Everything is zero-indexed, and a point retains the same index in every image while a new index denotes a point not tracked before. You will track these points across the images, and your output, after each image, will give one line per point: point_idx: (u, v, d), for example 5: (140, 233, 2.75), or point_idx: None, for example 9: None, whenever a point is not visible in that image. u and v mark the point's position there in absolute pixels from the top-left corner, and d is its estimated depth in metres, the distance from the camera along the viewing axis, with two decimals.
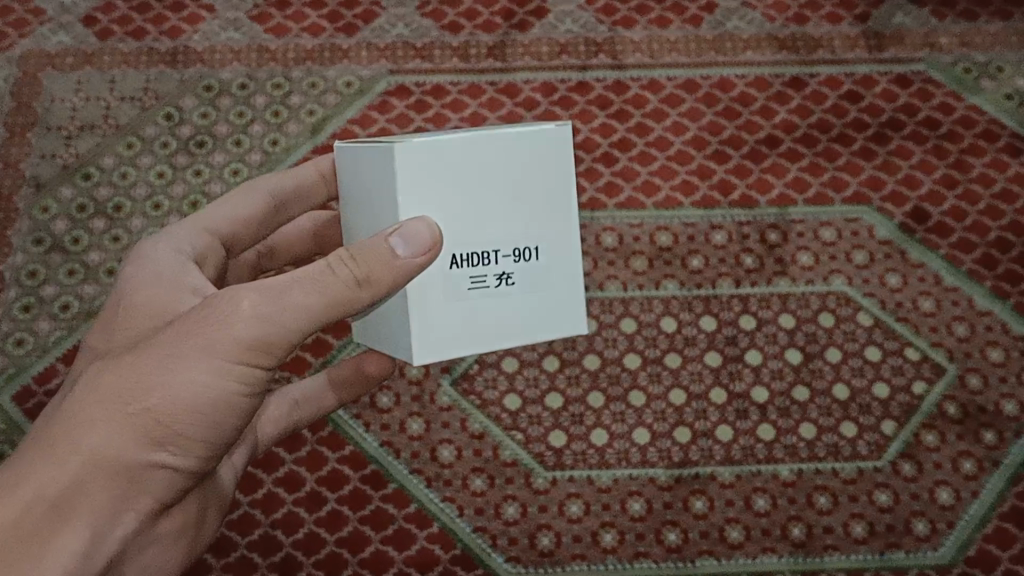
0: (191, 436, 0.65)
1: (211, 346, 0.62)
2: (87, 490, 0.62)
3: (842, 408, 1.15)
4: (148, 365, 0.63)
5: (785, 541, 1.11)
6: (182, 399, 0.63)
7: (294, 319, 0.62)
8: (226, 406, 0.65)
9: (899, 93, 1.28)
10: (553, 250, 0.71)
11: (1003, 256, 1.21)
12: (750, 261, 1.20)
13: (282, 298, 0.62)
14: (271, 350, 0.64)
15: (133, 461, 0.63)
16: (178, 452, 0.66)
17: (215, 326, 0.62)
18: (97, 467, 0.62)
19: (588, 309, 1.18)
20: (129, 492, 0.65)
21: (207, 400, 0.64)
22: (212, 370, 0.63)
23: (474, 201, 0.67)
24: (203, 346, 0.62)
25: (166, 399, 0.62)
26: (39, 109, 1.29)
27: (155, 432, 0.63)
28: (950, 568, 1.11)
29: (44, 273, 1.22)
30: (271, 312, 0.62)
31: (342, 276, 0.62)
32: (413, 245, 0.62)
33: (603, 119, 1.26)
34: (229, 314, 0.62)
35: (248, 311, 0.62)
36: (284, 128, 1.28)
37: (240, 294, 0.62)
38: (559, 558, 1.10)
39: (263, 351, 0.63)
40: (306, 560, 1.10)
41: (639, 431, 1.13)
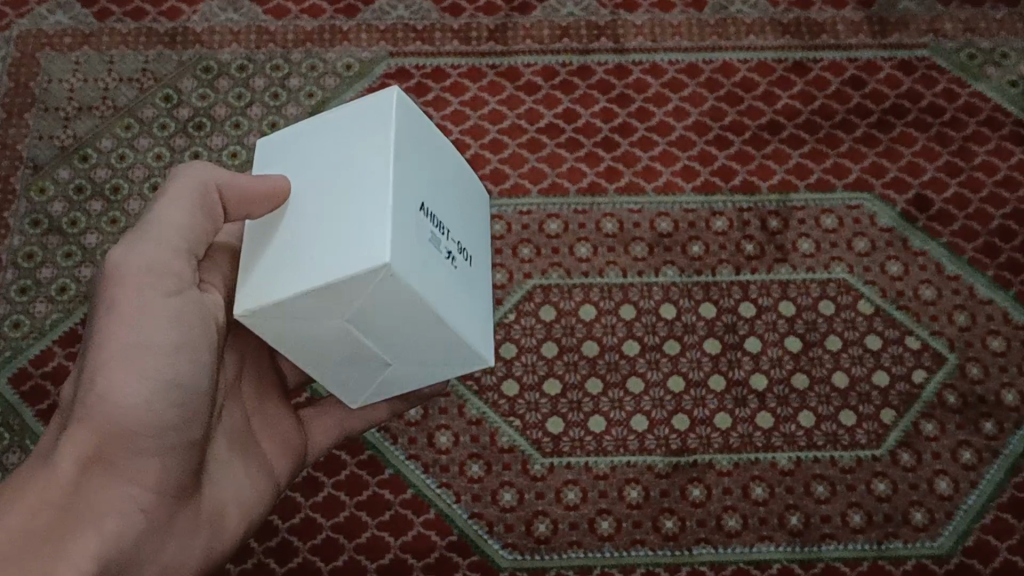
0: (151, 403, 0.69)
1: (123, 307, 0.69)
2: (83, 491, 0.67)
3: (842, 397, 1.14)
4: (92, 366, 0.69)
5: (782, 530, 1.09)
6: (127, 376, 0.69)
7: (171, 237, 0.72)
8: (169, 354, 0.70)
9: (903, 80, 1.27)
10: (475, 271, 0.79)
11: (1005, 245, 1.20)
12: (750, 248, 1.19)
13: (151, 231, 0.72)
14: (165, 270, 0.72)
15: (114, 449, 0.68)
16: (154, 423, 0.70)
17: (117, 287, 0.70)
18: (84, 468, 0.68)
19: (586, 295, 1.17)
20: (126, 484, 0.69)
21: (149, 353, 0.69)
22: (132, 325, 0.69)
23: (446, 195, 0.77)
24: (117, 309, 0.69)
25: (107, 365, 0.69)
26: (37, 90, 1.29)
27: (111, 406, 0.68)
28: (948, 559, 1.09)
29: (41, 255, 1.21)
30: (150, 240, 0.72)
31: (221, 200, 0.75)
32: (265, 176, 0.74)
33: (603, 104, 1.25)
34: (119, 282, 0.70)
35: (127, 254, 0.71)
36: (283, 111, 1.27)
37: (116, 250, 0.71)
38: (556, 545, 1.09)
39: (161, 277, 0.71)
40: (302, 545, 1.09)
41: (637, 418, 1.13)
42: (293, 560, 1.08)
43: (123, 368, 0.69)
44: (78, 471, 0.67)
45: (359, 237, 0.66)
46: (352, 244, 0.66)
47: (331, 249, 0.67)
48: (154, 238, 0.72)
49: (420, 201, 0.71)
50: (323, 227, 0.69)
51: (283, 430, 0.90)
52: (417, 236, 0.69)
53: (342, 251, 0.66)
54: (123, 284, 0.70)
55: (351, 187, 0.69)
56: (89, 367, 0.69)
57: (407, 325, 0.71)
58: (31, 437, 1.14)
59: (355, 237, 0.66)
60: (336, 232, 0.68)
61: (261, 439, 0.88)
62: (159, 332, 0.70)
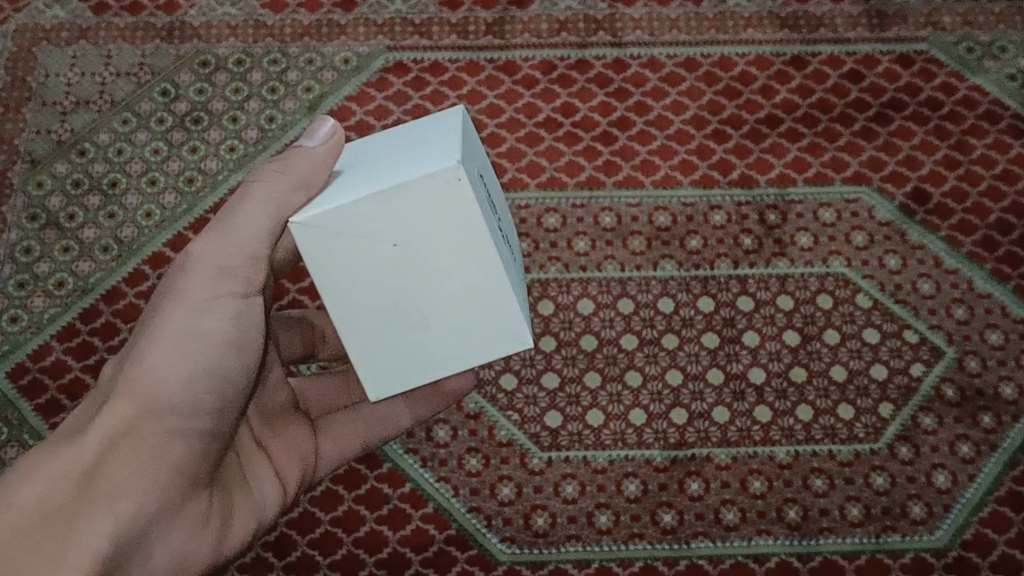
0: (190, 390, 0.70)
1: (179, 294, 0.71)
2: (109, 463, 0.65)
3: (840, 390, 1.14)
4: (140, 347, 0.70)
5: (780, 524, 1.10)
6: (172, 356, 0.69)
7: (248, 237, 0.71)
8: (212, 346, 0.71)
9: (901, 73, 1.27)
10: (517, 283, 0.78)
11: (1003, 238, 1.20)
12: (748, 242, 1.19)
13: (231, 231, 0.71)
14: (234, 273, 0.72)
15: (146, 428, 0.67)
16: (189, 409, 0.69)
17: (181, 277, 0.71)
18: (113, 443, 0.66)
19: (585, 289, 1.17)
20: (153, 458, 0.66)
21: (194, 341, 0.70)
22: (186, 313, 0.70)
23: (494, 203, 0.77)
24: (173, 298, 0.71)
25: (154, 348, 0.69)
26: (34, 84, 1.28)
27: (151, 386, 0.68)
28: (946, 552, 1.09)
29: (39, 250, 1.21)
30: (227, 237, 0.71)
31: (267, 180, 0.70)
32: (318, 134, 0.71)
33: (601, 98, 1.25)
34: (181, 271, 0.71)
35: (203, 249, 0.71)
36: (280, 104, 1.27)
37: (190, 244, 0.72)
38: (554, 539, 1.09)
39: (227, 276, 0.72)
40: (300, 539, 1.09)
41: (635, 412, 1.13)
42: (291, 554, 1.09)
43: (169, 350, 0.69)
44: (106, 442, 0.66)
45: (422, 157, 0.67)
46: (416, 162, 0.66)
47: (392, 171, 0.67)
48: (234, 237, 0.71)
49: (478, 169, 0.72)
50: (381, 167, 0.69)
51: (294, 439, 0.86)
52: (477, 184, 0.69)
53: (405, 166, 0.66)
54: (188, 274, 0.71)
55: (410, 147, 0.71)
56: (136, 353, 0.69)
57: (452, 264, 0.68)
58: (29, 432, 1.14)
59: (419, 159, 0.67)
60: (396, 164, 0.68)
61: (267, 445, 0.84)
62: (208, 322, 0.71)
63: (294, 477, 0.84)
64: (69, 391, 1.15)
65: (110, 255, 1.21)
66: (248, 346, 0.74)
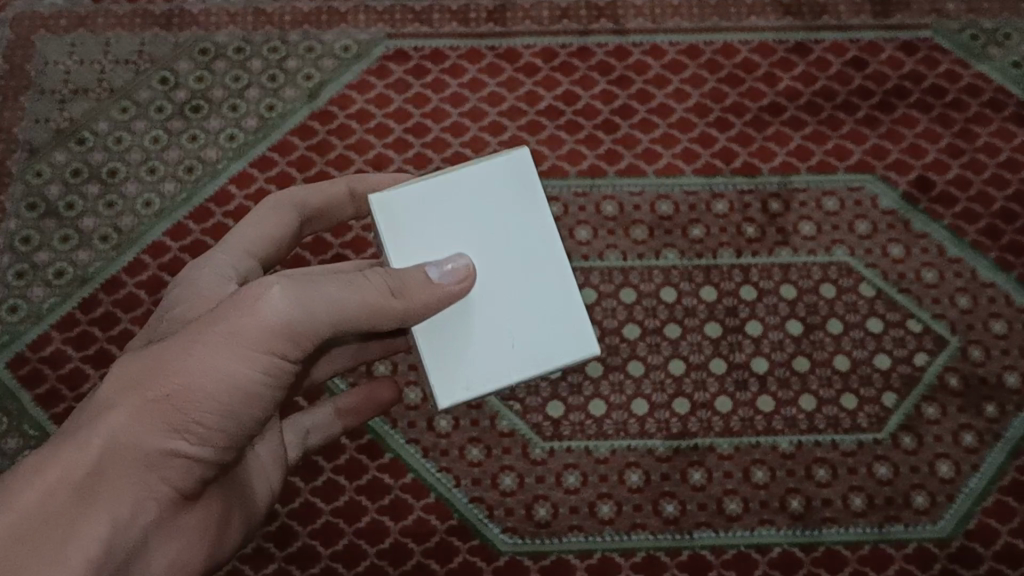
0: (213, 424, 0.65)
1: (226, 327, 0.64)
2: (106, 474, 0.62)
3: (843, 379, 1.13)
4: (169, 352, 0.64)
5: (783, 514, 1.08)
6: (203, 386, 0.63)
7: (323, 315, 0.66)
8: (247, 395, 0.66)
9: (905, 61, 1.26)
10: None
11: (1007, 227, 1.19)
12: (751, 230, 1.19)
13: (308, 297, 0.65)
14: (293, 340, 0.65)
15: (152, 446, 0.63)
16: (204, 439, 0.66)
17: (241, 310, 0.64)
18: (115, 453, 0.63)
19: (587, 279, 1.17)
20: (148, 477, 0.64)
21: (232, 388, 0.64)
22: (234, 356, 0.64)
23: None
24: (224, 334, 0.64)
25: (190, 381, 0.63)
26: (32, 72, 1.28)
27: (176, 415, 0.64)
28: (949, 543, 1.08)
29: (38, 239, 1.20)
30: (306, 308, 0.65)
31: (378, 289, 0.66)
32: (451, 275, 0.68)
33: (604, 86, 1.25)
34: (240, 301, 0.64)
35: (281, 300, 0.64)
36: (280, 92, 1.26)
37: (263, 282, 0.65)
38: (555, 529, 1.08)
39: (287, 339, 0.65)
40: (301, 529, 1.08)
41: (638, 402, 1.12)
42: (292, 544, 1.08)
43: (198, 386, 0.63)
44: (109, 454, 0.62)
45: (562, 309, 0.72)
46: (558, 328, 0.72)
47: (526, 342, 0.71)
48: (314, 307, 0.65)
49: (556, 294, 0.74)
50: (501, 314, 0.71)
51: (276, 439, 0.86)
52: None
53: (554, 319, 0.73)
54: (248, 317, 0.64)
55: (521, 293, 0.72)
56: (166, 366, 0.63)
57: None
58: (30, 422, 1.12)
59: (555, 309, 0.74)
60: (514, 317, 0.71)
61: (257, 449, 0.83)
62: (252, 373, 0.65)
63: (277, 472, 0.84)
64: (69, 380, 1.14)
65: (109, 244, 1.20)
66: (275, 397, 0.69)
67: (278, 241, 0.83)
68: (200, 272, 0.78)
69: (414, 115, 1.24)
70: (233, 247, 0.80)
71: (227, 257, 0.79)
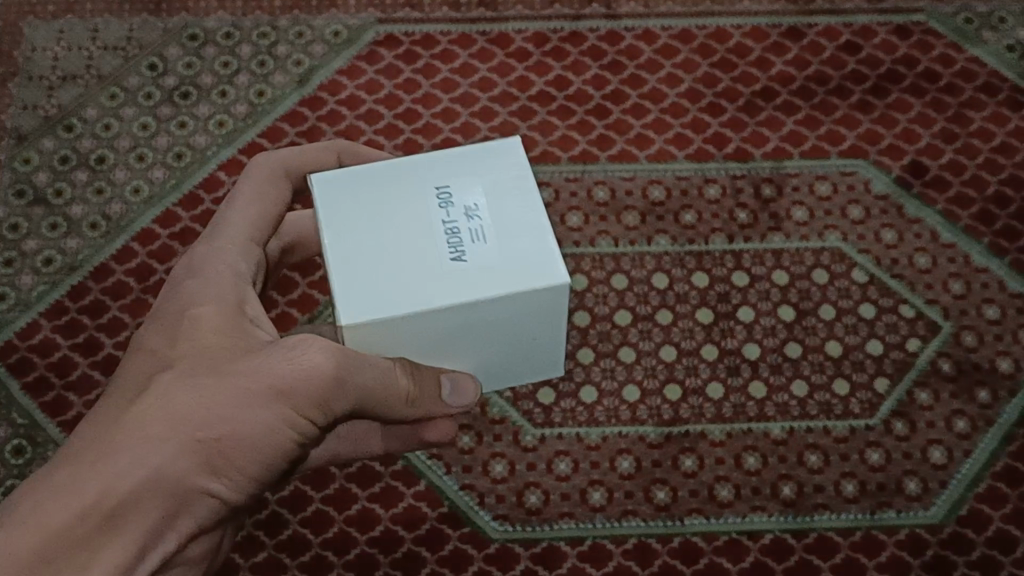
0: (232, 478, 0.65)
1: (284, 376, 0.65)
2: (144, 504, 0.60)
3: (835, 365, 1.13)
4: (225, 389, 0.64)
5: (775, 501, 1.08)
6: (248, 435, 0.64)
7: (358, 383, 0.69)
8: (271, 460, 0.67)
9: (898, 45, 1.27)
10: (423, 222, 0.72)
11: (1001, 211, 1.19)
12: (744, 216, 1.18)
13: (349, 361, 0.68)
14: (327, 407, 0.68)
15: (191, 484, 0.62)
16: (216, 495, 0.65)
17: (292, 364, 0.66)
18: (158, 485, 0.60)
19: (578, 265, 1.16)
20: (177, 515, 0.63)
21: (263, 448, 0.65)
22: (278, 411, 0.65)
23: (415, 261, 0.71)
24: (275, 386, 0.65)
25: (238, 428, 0.64)
26: (21, 59, 1.27)
27: (215, 459, 0.63)
28: (942, 529, 1.06)
29: (26, 227, 1.20)
30: (351, 373, 0.68)
31: (401, 387, 0.73)
32: (457, 395, 0.79)
33: (596, 71, 1.25)
34: (301, 351, 0.66)
35: (330, 361, 0.66)
36: (270, 78, 1.25)
37: (312, 342, 0.67)
38: (547, 516, 1.07)
39: (321, 406, 0.67)
40: (292, 518, 1.08)
41: (629, 388, 1.12)
42: (283, 532, 1.07)
43: (244, 428, 0.64)
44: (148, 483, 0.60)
45: (535, 277, 0.70)
46: (544, 251, 0.71)
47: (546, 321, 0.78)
48: (351, 381, 0.68)
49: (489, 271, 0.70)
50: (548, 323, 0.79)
51: None
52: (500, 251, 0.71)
53: (516, 257, 0.71)
54: (302, 365, 0.66)
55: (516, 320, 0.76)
56: (215, 406, 0.63)
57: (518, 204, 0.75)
58: (18, 410, 1.11)
59: (500, 258, 0.71)
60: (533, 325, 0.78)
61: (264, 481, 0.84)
62: (280, 436, 0.66)
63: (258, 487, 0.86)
64: (57, 368, 1.12)
65: (98, 232, 1.19)
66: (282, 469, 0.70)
67: (275, 215, 0.77)
68: (216, 272, 0.71)
69: (405, 101, 1.23)
70: (239, 228, 0.74)
71: (236, 247, 0.73)
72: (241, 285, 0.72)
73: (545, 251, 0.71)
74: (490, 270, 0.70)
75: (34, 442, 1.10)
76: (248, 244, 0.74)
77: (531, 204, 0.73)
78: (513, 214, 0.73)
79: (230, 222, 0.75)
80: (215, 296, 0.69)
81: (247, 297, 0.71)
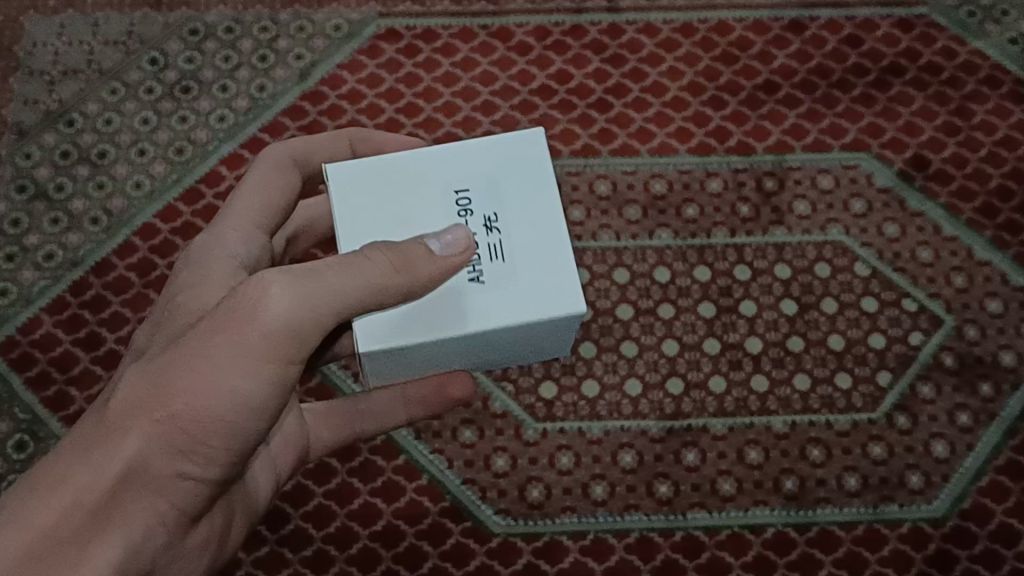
0: (217, 444, 0.64)
1: (240, 335, 0.62)
2: (121, 499, 0.62)
3: (837, 359, 1.12)
4: (179, 362, 0.62)
5: (777, 495, 1.08)
6: (212, 402, 0.62)
7: (327, 310, 0.63)
8: (254, 411, 0.64)
9: (901, 38, 1.25)
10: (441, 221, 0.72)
11: (1003, 205, 1.19)
12: (746, 210, 1.18)
13: (315, 284, 0.62)
14: (296, 343, 0.63)
15: (163, 466, 0.62)
16: (206, 462, 0.64)
17: (243, 317, 0.62)
18: (130, 477, 0.61)
19: (580, 259, 1.16)
20: (159, 496, 0.63)
21: (238, 405, 0.63)
22: (239, 368, 0.62)
23: None
24: (229, 344, 0.62)
25: (199, 397, 0.62)
26: (21, 54, 1.27)
27: (182, 435, 0.62)
28: (944, 522, 1.07)
29: (27, 222, 1.20)
30: (318, 302, 0.62)
31: (378, 265, 0.63)
32: (451, 247, 0.67)
33: (597, 65, 1.24)
34: (255, 304, 0.62)
35: (286, 306, 0.62)
36: (271, 73, 1.25)
37: (262, 281, 0.62)
38: (549, 510, 1.07)
39: (288, 344, 0.63)
40: (294, 512, 1.08)
41: (631, 382, 1.11)
42: (285, 526, 1.08)
43: (206, 395, 0.62)
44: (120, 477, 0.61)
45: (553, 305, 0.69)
46: (562, 277, 0.70)
47: (554, 338, 0.77)
48: (317, 298, 0.62)
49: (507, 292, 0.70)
50: (557, 338, 0.78)
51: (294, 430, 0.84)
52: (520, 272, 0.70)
53: (533, 285, 0.70)
54: (255, 320, 0.62)
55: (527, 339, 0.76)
56: (172, 382, 0.62)
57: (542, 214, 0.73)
58: (20, 406, 1.12)
59: (518, 283, 0.70)
60: (542, 340, 0.77)
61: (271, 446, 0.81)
62: (256, 385, 0.63)
63: (290, 460, 0.83)
64: (60, 363, 1.13)
65: (99, 226, 1.19)
66: (275, 419, 0.67)
67: (281, 205, 0.79)
68: (212, 258, 0.74)
69: (405, 96, 1.23)
70: (240, 215, 0.77)
71: (234, 232, 0.76)
72: (236, 269, 0.74)
73: (564, 277, 0.70)
74: (507, 295, 0.70)
75: (36, 438, 1.10)
76: (252, 232, 0.77)
77: (552, 222, 0.72)
78: (532, 232, 0.72)
79: (232, 210, 0.77)
80: (206, 281, 0.72)
81: (242, 278, 0.73)
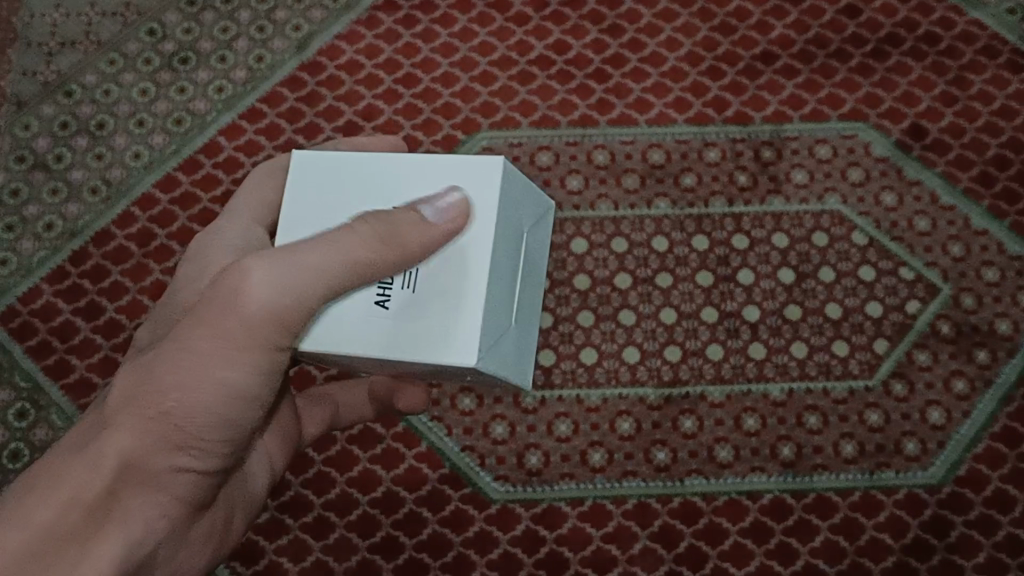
0: (212, 435, 0.66)
1: (225, 328, 0.63)
2: (120, 496, 0.63)
3: (834, 327, 1.13)
4: (167, 362, 0.64)
5: (773, 461, 1.09)
6: (203, 394, 0.64)
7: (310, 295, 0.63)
8: (246, 399, 0.66)
9: (898, 8, 1.23)
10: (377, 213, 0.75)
11: (1000, 173, 1.18)
12: (743, 179, 1.18)
13: (300, 265, 0.63)
14: (285, 328, 0.64)
15: (158, 463, 0.64)
16: (203, 455, 0.67)
17: (228, 309, 0.63)
18: (127, 474, 0.63)
19: (578, 229, 1.16)
20: (159, 491, 0.65)
21: (230, 393, 0.65)
22: (227, 361, 0.64)
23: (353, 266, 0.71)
24: (217, 335, 0.63)
25: (187, 391, 0.63)
26: (20, 25, 1.27)
27: (177, 433, 0.64)
28: (940, 489, 1.08)
29: (27, 192, 1.21)
30: (300, 288, 0.63)
31: (366, 237, 0.65)
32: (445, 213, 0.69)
33: (595, 35, 1.23)
34: (236, 294, 0.63)
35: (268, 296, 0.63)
36: (269, 43, 1.25)
37: (242, 267, 0.63)
38: (547, 477, 1.09)
39: (276, 330, 0.64)
40: (294, 479, 1.10)
41: (629, 350, 1.12)
42: (286, 493, 1.10)
43: (198, 390, 0.63)
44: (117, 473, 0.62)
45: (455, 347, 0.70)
46: (465, 316, 0.71)
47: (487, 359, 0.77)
48: (303, 277, 0.63)
49: (420, 319, 0.71)
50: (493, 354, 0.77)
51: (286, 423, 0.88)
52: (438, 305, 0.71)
53: (444, 318, 0.71)
54: (239, 310, 0.63)
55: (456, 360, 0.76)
56: (161, 381, 0.64)
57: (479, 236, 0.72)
58: (20, 373, 1.14)
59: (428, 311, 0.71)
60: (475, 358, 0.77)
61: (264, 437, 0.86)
62: (246, 376, 0.65)
63: (279, 448, 0.87)
64: (60, 333, 1.15)
65: (99, 197, 1.20)
66: (265, 406, 0.69)
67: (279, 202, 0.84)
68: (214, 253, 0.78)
69: (404, 66, 1.23)
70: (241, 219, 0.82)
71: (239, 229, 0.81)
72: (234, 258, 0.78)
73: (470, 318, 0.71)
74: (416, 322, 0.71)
75: (37, 406, 1.13)
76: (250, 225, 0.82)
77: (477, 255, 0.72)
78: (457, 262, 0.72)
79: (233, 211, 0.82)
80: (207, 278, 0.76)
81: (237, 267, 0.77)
